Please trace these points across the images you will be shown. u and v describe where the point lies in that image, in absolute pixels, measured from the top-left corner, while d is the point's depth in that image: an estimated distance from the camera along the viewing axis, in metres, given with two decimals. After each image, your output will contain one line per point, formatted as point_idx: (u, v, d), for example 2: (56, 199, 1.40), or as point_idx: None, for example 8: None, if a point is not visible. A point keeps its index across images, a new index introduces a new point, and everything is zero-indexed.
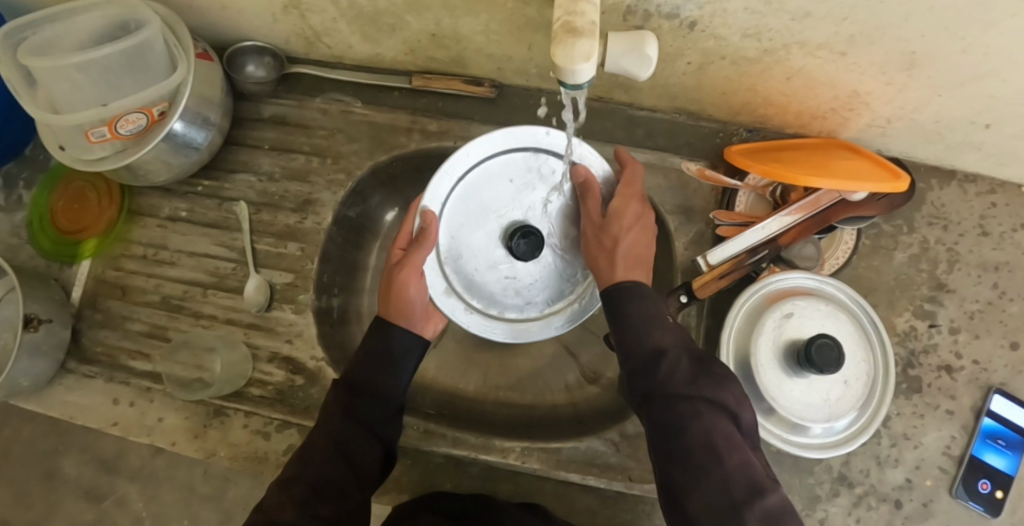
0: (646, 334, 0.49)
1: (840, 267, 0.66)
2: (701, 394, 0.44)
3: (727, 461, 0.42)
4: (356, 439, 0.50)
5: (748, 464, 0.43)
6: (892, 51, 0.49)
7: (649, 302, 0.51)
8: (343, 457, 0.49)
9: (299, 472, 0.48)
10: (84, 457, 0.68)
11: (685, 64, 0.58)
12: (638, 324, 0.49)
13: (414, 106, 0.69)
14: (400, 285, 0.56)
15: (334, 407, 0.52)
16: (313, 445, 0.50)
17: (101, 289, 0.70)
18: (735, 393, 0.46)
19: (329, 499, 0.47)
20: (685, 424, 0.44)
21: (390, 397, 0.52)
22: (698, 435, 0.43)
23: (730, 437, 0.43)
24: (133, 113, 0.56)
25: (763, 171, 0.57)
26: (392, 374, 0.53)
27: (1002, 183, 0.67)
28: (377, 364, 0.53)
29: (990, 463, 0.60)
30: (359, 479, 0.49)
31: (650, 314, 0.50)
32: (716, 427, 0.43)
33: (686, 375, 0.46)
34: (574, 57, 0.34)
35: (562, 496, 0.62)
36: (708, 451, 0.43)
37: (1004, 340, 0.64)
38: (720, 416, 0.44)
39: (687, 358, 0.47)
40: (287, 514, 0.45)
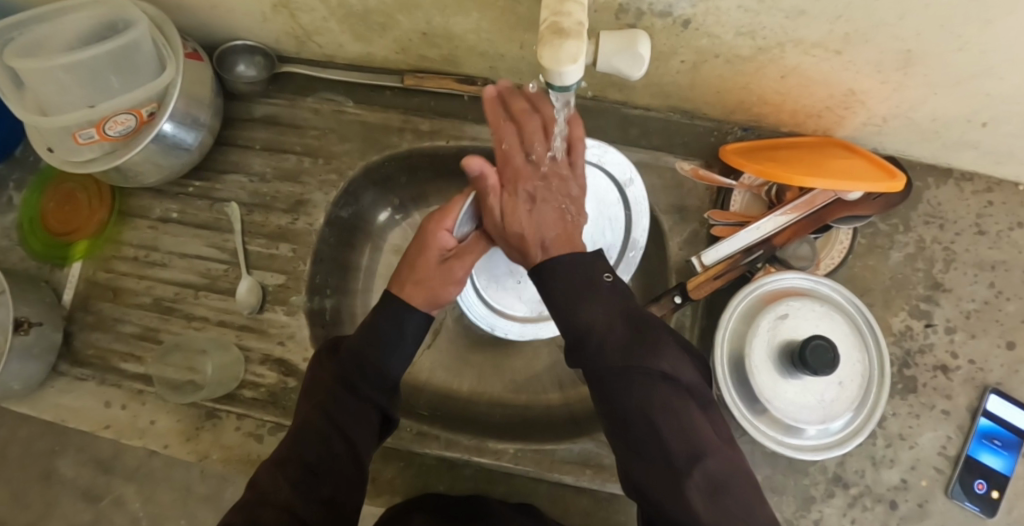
0: (573, 308, 0.44)
1: (837, 267, 0.65)
2: (632, 366, 0.42)
3: (664, 433, 0.40)
4: (350, 419, 0.49)
5: (690, 434, 0.40)
6: (887, 50, 0.49)
7: (578, 265, 0.47)
8: (337, 434, 0.49)
9: (291, 452, 0.48)
10: (79, 458, 0.67)
11: (679, 63, 0.57)
12: (567, 299, 0.45)
13: (406, 105, 0.68)
14: (448, 283, 0.55)
15: (328, 385, 0.51)
16: (307, 427, 0.49)
17: (92, 291, 0.69)
18: (668, 357, 0.42)
19: (324, 479, 0.47)
20: (620, 400, 0.42)
21: (386, 377, 0.51)
22: (634, 411, 0.41)
23: (665, 400, 0.41)
24: (121, 113, 0.55)
25: (758, 171, 0.56)
26: (396, 356, 0.52)
27: (999, 181, 0.67)
28: (377, 345, 0.51)
29: (985, 463, 0.60)
30: (356, 457, 0.49)
31: (577, 279, 0.46)
32: (652, 398, 0.41)
33: (619, 343, 0.43)
34: (562, 59, 0.33)
35: (557, 498, 0.61)
36: (646, 424, 0.41)
37: (1001, 339, 0.63)
38: (656, 384, 0.41)
39: (621, 324, 0.44)
40: (280, 495, 0.45)
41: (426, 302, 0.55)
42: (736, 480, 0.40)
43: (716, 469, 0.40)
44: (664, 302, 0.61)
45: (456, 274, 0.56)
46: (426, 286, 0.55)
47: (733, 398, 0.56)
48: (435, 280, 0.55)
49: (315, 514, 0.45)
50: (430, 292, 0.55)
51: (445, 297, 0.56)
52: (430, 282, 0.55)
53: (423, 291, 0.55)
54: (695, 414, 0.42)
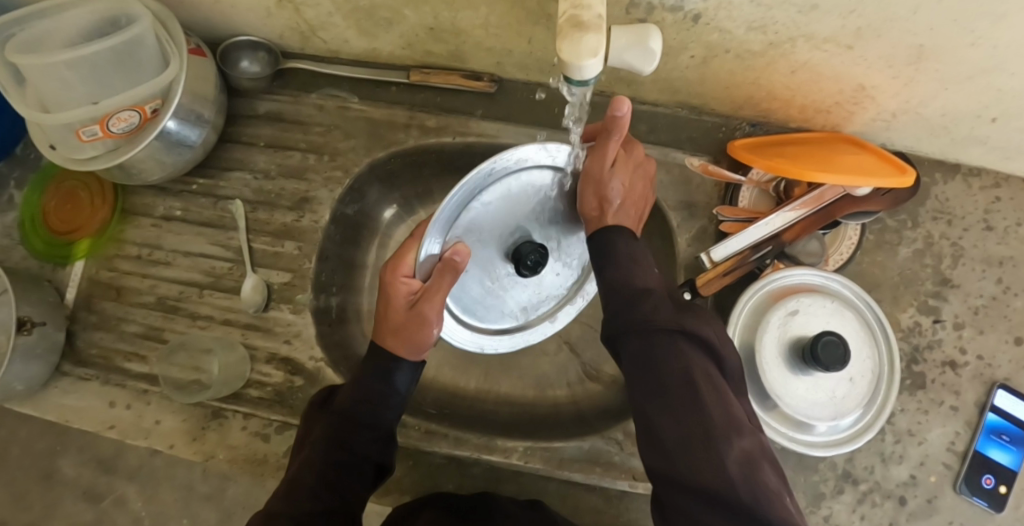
0: (632, 277, 0.49)
1: (845, 263, 0.65)
2: (685, 329, 0.45)
3: (704, 396, 0.42)
4: (344, 475, 0.50)
5: (730, 405, 0.42)
6: (899, 44, 0.48)
7: (629, 244, 0.51)
8: (342, 443, 0.51)
9: (281, 508, 0.49)
10: (82, 458, 0.66)
11: (689, 58, 0.57)
12: (627, 261, 0.50)
13: (411, 101, 0.67)
14: (425, 329, 0.52)
15: (319, 442, 0.52)
16: (298, 482, 0.50)
17: (95, 290, 0.69)
18: (716, 332, 0.46)
19: (329, 488, 0.50)
20: (664, 356, 0.44)
21: (380, 426, 0.52)
22: (677, 369, 0.43)
23: (709, 371, 0.44)
24: (125, 110, 0.55)
25: (769, 167, 0.56)
26: (383, 409, 0.52)
27: (1007, 176, 0.67)
28: (376, 392, 0.52)
29: (993, 458, 0.60)
30: (345, 511, 0.50)
31: (632, 258, 0.50)
32: (698, 365, 0.43)
33: (670, 311, 0.46)
34: (582, 52, 0.33)
35: (566, 496, 0.61)
36: (689, 385, 0.42)
37: (1009, 335, 0.63)
38: (699, 352, 0.44)
39: (667, 301, 0.47)
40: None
41: (415, 351, 0.54)
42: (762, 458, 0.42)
43: (749, 445, 0.41)
44: None
45: (428, 316, 0.51)
46: (405, 335, 0.53)
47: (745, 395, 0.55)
48: (412, 327, 0.52)
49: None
50: (415, 341, 0.53)
51: (427, 340, 0.53)
52: (406, 331, 0.52)
53: (405, 340, 0.53)
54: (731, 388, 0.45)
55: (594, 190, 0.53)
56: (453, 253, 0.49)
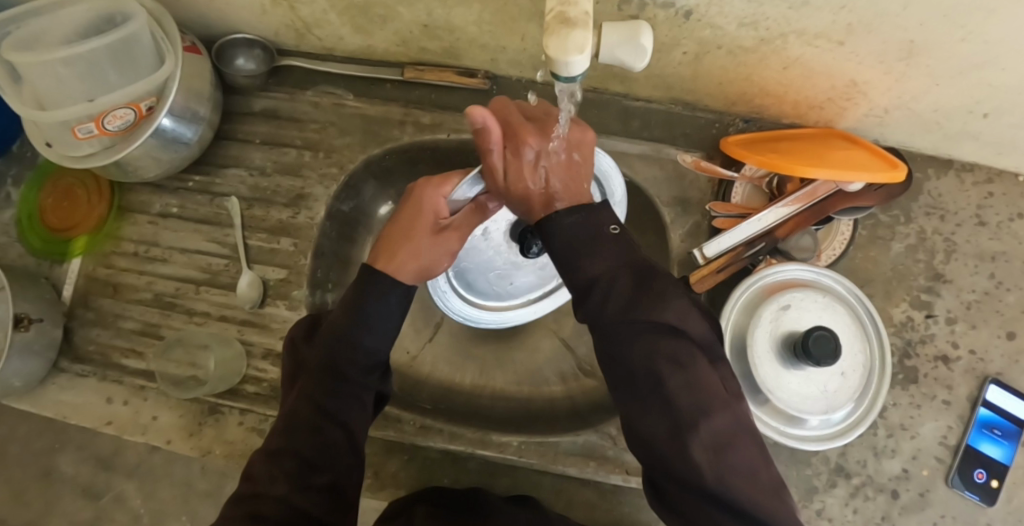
0: (577, 259, 0.43)
1: (837, 258, 0.65)
2: (640, 316, 0.41)
3: (670, 384, 0.40)
4: (344, 406, 0.48)
5: (699, 388, 0.40)
6: (889, 40, 0.49)
7: (581, 218, 0.44)
8: (326, 423, 0.48)
9: (285, 443, 0.47)
10: (82, 454, 0.67)
11: (681, 54, 0.57)
12: (569, 246, 0.43)
13: (406, 98, 0.68)
14: (441, 257, 0.54)
15: (313, 376, 0.49)
16: (296, 416, 0.48)
17: (93, 287, 0.69)
18: (676, 308, 0.42)
19: (319, 469, 0.47)
20: (625, 350, 0.41)
21: (374, 359, 0.50)
22: (638, 358, 0.41)
23: (678, 352, 0.40)
24: (120, 108, 0.55)
25: (759, 162, 0.56)
26: (378, 330, 0.49)
27: (1000, 172, 0.67)
28: (369, 320, 0.49)
29: (985, 452, 0.61)
30: (352, 442, 0.49)
31: (586, 225, 0.44)
32: (660, 350, 0.40)
33: (626, 291, 0.42)
34: (568, 49, 0.33)
35: (561, 491, 0.61)
36: (653, 374, 0.40)
37: (1001, 330, 0.64)
38: (664, 337, 0.41)
39: (627, 275, 0.42)
40: (276, 488, 0.45)
41: (416, 277, 0.53)
42: (738, 437, 0.40)
43: (722, 426, 0.40)
44: None
45: (451, 245, 0.54)
46: (416, 254, 0.52)
47: None
48: (430, 252, 0.53)
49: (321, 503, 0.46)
50: (423, 268, 0.53)
51: (436, 268, 0.54)
52: (424, 251, 0.52)
53: (415, 262, 0.52)
54: (704, 364, 0.41)
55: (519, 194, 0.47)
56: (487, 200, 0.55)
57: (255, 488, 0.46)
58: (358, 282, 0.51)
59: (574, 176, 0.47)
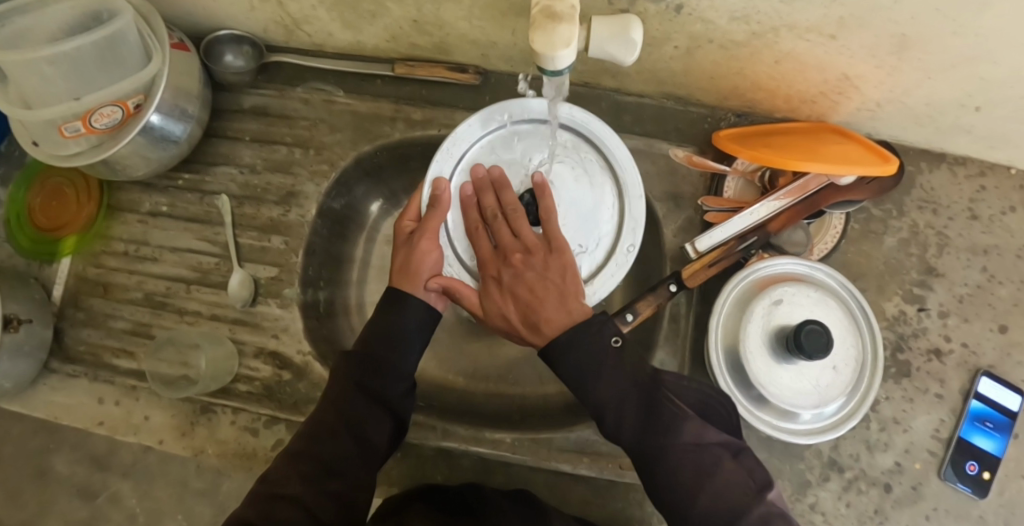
0: (586, 388, 0.47)
1: (830, 252, 0.65)
2: (657, 438, 0.44)
3: (703, 495, 0.42)
4: (364, 415, 0.48)
5: (724, 489, 0.43)
6: (882, 33, 0.49)
7: (581, 342, 0.48)
8: (348, 432, 0.47)
9: (305, 446, 0.47)
10: (74, 456, 0.66)
11: (673, 49, 0.57)
12: (579, 373, 0.47)
13: (397, 94, 0.67)
14: (422, 255, 0.53)
15: (342, 382, 0.49)
16: (320, 422, 0.48)
17: (83, 287, 0.68)
18: (691, 426, 0.45)
19: (337, 475, 0.46)
20: (654, 469, 0.44)
21: (400, 379, 0.50)
22: (668, 474, 0.44)
23: (702, 462, 0.43)
24: (107, 105, 0.54)
25: (751, 157, 0.56)
26: (400, 351, 0.50)
27: (992, 165, 0.67)
28: (393, 345, 0.50)
29: (977, 445, 0.61)
30: (364, 456, 0.48)
31: (593, 351, 0.47)
32: (683, 466, 0.43)
33: (637, 413, 0.46)
34: (555, 43, 0.33)
35: (555, 487, 0.61)
36: (683, 490, 0.43)
37: (993, 323, 0.64)
38: (685, 453, 0.44)
39: (635, 399, 0.46)
40: (292, 488, 0.44)
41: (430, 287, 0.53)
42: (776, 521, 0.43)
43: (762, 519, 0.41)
44: (660, 292, 0.60)
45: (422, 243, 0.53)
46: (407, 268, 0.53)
47: (729, 384, 0.56)
48: (413, 261, 0.53)
49: (331, 513, 0.44)
50: (420, 273, 0.53)
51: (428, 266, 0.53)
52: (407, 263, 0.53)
53: (410, 276, 0.53)
54: (728, 465, 0.44)
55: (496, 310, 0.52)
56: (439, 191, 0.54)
57: (273, 489, 0.44)
58: (377, 308, 0.53)
59: (554, 278, 0.51)
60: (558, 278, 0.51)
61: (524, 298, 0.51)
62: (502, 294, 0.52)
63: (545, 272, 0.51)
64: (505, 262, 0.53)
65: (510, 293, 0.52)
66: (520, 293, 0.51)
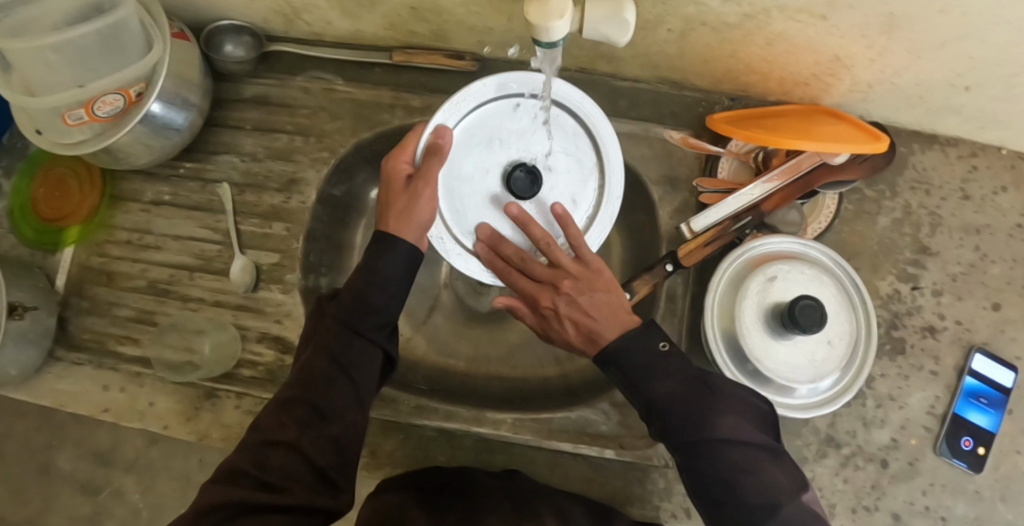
0: (637, 384, 0.46)
1: (823, 232, 0.66)
2: (697, 433, 0.43)
3: (740, 490, 0.42)
4: (353, 358, 0.47)
5: (763, 486, 0.42)
6: (870, 13, 0.49)
7: (634, 345, 0.47)
8: (342, 378, 0.47)
9: (297, 393, 0.47)
10: (80, 446, 0.68)
11: (667, 32, 0.58)
12: (629, 372, 0.46)
13: (396, 82, 0.68)
14: (421, 204, 0.50)
15: (332, 326, 0.48)
16: (312, 369, 0.47)
17: (87, 276, 0.69)
18: (733, 423, 0.43)
19: (332, 419, 0.46)
20: (696, 463, 0.44)
21: (385, 319, 0.49)
22: (706, 467, 0.43)
23: (742, 460, 0.42)
24: (109, 93, 0.55)
25: (745, 137, 0.57)
26: (387, 291, 0.48)
27: (983, 145, 0.68)
28: (377, 284, 0.48)
29: (973, 421, 0.62)
30: (359, 398, 0.47)
31: (640, 352, 0.46)
32: (724, 462, 0.42)
33: (683, 407, 0.44)
34: (549, 14, 0.33)
35: (556, 467, 0.61)
36: (721, 484, 0.42)
37: (986, 301, 0.65)
38: (726, 448, 0.43)
39: (683, 391, 0.45)
40: (286, 434, 0.45)
41: (419, 238, 0.51)
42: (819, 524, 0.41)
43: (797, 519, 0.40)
44: (656, 271, 0.60)
45: (422, 191, 0.50)
46: (404, 212, 0.50)
47: (726, 360, 0.56)
48: (411, 207, 0.50)
49: (330, 459, 0.45)
50: (414, 221, 0.50)
51: (423, 216, 0.50)
52: (405, 205, 0.50)
53: (404, 222, 0.50)
54: (770, 466, 0.43)
55: (560, 332, 0.52)
56: (438, 139, 0.52)
57: (266, 436, 0.45)
58: (366, 256, 0.50)
59: (603, 298, 0.50)
60: (607, 297, 0.50)
61: (576, 318, 0.50)
62: (560, 320, 0.51)
63: (598, 292, 0.50)
64: (560, 286, 0.51)
65: (569, 314, 0.51)
66: (584, 310, 0.50)
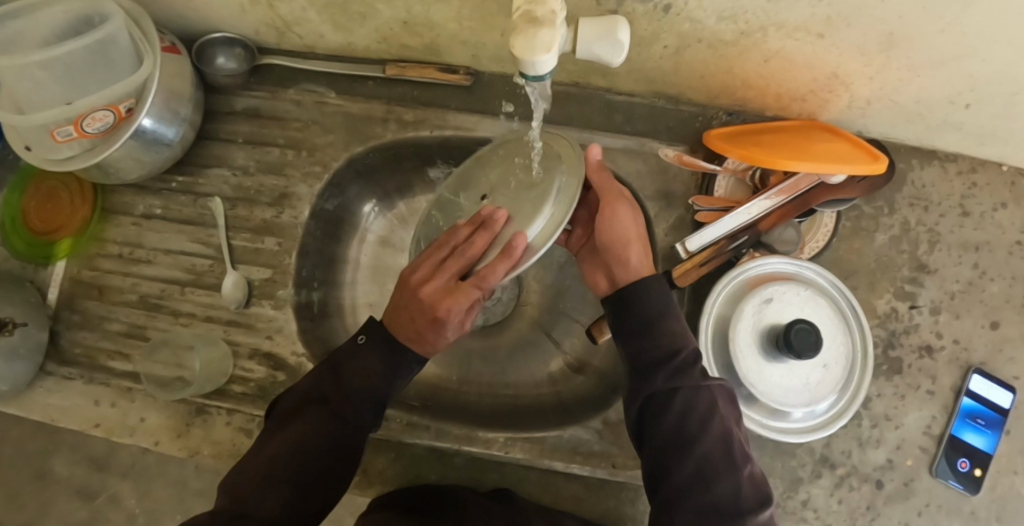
0: (643, 326, 0.50)
1: (821, 251, 0.65)
2: (688, 379, 0.47)
3: (698, 432, 0.46)
4: (342, 439, 0.51)
5: (721, 435, 0.46)
6: (869, 31, 0.49)
7: (650, 288, 0.51)
8: (327, 455, 0.50)
9: (280, 468, 0.49)
10: (75, 457, 0.67)
11: (662, 48, 0.57)
12: (643, 313, 0.50)
13: (389, 95, 0.67)
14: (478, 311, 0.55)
15: (322, 409, 0.52)
16: (298, 443, 0.50)
17: (78, 289, 0.69)
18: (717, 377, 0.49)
19: (311, 498, 0.50)
20: (675, 407, 0.47)
21: (376, 400, 0.52)
22: (681, 411, 0.47)
23: (711, 408, 0.47)
24: (99, 109, 0.55)
25: (740, 156, 0.56)
26: (387, 376, 0.53)
27: (983, 161, 0.67)
28: (379, 368, 0.52)
29: (969, 442, 0.61)
30: (342, 474, 0.51)
31: (653, 297, 0.51)
32: (700, 402, 0.47)
33: (676, 364, 0.48)
34: (536, 48, 0.33)
35: (548, 485, 0.61)
36: (693, 428, 0.46)
37: (984, 320, 0.64)
38: (702, 393, 0.47)
39: (675, 344, 0.49)
40: (261, 511, 0.47)
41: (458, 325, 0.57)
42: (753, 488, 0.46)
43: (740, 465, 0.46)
44: None
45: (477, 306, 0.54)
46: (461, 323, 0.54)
47: None
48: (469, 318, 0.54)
49: None
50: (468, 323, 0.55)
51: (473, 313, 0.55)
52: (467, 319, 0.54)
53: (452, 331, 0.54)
54: (728, 417, 0.48)
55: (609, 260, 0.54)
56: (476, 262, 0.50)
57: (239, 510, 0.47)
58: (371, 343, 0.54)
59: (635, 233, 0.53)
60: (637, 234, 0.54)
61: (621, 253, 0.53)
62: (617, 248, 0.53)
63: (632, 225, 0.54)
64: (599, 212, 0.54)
65: (616, 245, 0.53)
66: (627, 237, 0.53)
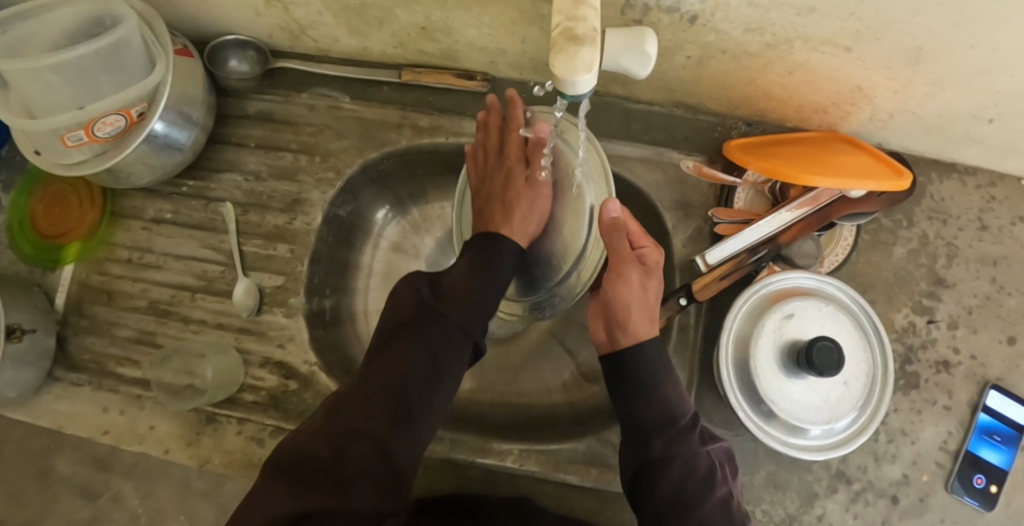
0: (641, 394, 0.52)
1: (840, 264, 0.65)
2: (682, 444, 0.49)
3: (696, 494, 0.47)
4: (445, 347, 0.50)
5: (721, 498, 0.48)
6: (897, 46, 0.48)
7: (651, 359, 0.53)
8: (428, 369, 0.49)
9: (379, 382, 0.49)
10: (78, 456, 0.64)
11: (684, 58, 0.56)
12: (643, 382, 0.52)
13: (404, 100, 0.66)
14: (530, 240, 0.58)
15: (420, 323, 0.51)
16: (394, 357, 0.50)
17: (86, 294, 0.68)
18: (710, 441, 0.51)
19: (413, 412, 0.48)
20: (672, 472, 0.48)
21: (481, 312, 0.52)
22: (678, 474, 0.48)
23: (709, 472, 0.48)
24: (110, 114, 0.53)
25: (763, 169, 0.55)
26: (492, 289, 0.53)
27: (1003, 175, 0.67)
28: (475, 283, 0.52)
29: (985, 458, 0.61)
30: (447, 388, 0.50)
31: (653, 366, 0.53)
32: (694, 466, 0.48)
33: (671, 430, 0.50)
34: (576, 67, 0.32)
35: (562, 498, 0.60)
36: (690, 491, 0.47)
37: (1002, 335, 0.64)
38: (698, 458, 0.49)
39: (673, 409, 0.51)
40: (367, 426, 0.47)
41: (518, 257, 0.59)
42: None
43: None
44: (669, 305, 0.60)
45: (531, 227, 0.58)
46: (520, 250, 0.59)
47: (739, 399, 0.56)
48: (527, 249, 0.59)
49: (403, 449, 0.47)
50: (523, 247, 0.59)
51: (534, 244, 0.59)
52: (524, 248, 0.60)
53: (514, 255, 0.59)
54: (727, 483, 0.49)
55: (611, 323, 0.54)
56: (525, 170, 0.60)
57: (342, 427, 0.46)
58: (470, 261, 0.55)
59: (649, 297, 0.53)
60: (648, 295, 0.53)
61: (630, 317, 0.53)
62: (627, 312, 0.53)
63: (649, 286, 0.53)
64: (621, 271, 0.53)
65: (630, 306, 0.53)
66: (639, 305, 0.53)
